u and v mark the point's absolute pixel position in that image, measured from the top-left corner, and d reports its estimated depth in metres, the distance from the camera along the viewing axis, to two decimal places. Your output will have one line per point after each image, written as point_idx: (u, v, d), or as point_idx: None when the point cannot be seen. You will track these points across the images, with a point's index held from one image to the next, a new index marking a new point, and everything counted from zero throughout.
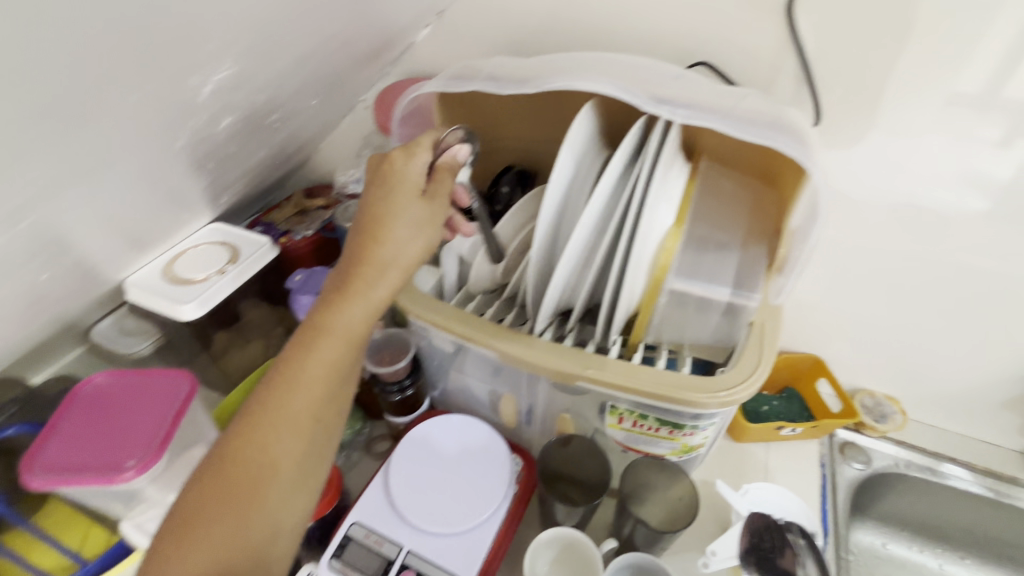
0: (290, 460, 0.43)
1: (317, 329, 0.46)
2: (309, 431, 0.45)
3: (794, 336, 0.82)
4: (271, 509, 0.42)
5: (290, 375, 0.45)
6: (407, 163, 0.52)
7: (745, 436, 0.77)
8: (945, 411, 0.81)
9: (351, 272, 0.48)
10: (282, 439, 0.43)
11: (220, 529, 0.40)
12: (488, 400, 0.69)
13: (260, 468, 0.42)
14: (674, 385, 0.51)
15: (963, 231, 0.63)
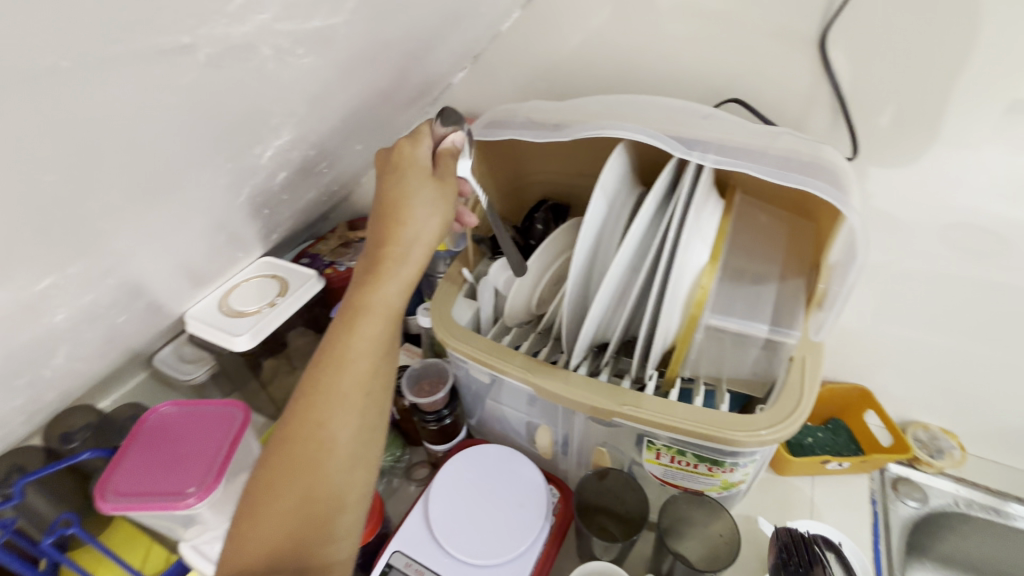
0: (347, 431, 0.47)
1: (354, 313, 0.50)
2: (359, 405, 0.49)
3: (838, 365, 0.80)
4: (334, 476, 0.46)
5: (336, 355, 0.49)
6: (413, 150, 0.54)
7: (788, 470, 0.75)
8: (1008, 447, 0.76)
9: (377, 258, 0.51)
10: (336, 413, 0.47)
11: (292, 495, 0.45)
12: (524, 430, 0.70)
13: (320, 440, 0.46)
14: (712, 422, 0.51)
15: (1017, 256, 0.60)
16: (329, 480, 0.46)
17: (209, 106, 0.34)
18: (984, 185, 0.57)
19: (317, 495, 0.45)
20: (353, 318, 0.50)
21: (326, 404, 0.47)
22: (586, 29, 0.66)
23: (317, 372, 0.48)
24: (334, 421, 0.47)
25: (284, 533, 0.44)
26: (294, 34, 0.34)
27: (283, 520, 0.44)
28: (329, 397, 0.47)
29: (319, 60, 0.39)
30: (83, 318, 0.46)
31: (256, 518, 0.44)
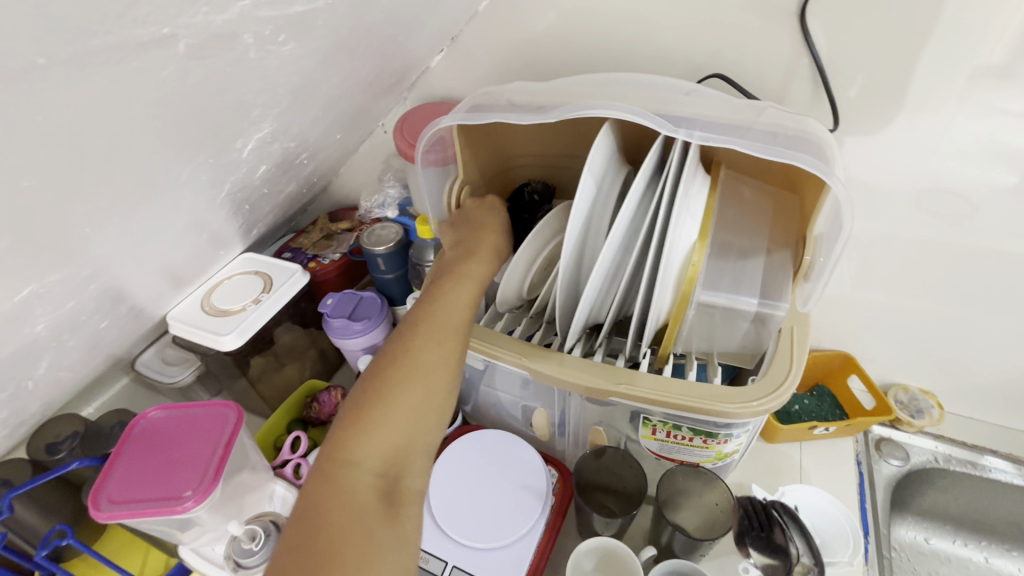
0: (449, 369, 0.51)
1: (454, 279, 0.58)
2: (460, 348, 0.53)
3: (822, 334, 0.82)
4: (440, 404, 0.49)
5: (443, 304, 0.55)
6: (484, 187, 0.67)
7: (777, 437, 0.77)
8: (983, 403, 0.80)
9: (472, 244, 0.61)
10: (447, 349, 0.52)
11: (408, 403, 0.47)
12: (520, 414, 0.71)
13: (426, 370, 0.49)
14: (706, 397, 0.52)
15: (988, 219, 0.62)
16: (436, 406, 0.49)
17: (190, 101, 0.33)
18: (956, 151, 0.59)
19: (425, 416, 0.48)
20: (458, 279, 0.57)
21: (430, 339, 0.51)
22: (564, 7, 0.64)
23: (428, 311, 0.54)
24: (435, 355, 0.50)
25: (398, 435, 0.46)
26: (276, 21, 0.33)
27: (395, 428, 0.46)
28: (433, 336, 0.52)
29: (300, 49, 0.38)
30: (65, 327, 0.45)
31: (374, 419, 0.46)
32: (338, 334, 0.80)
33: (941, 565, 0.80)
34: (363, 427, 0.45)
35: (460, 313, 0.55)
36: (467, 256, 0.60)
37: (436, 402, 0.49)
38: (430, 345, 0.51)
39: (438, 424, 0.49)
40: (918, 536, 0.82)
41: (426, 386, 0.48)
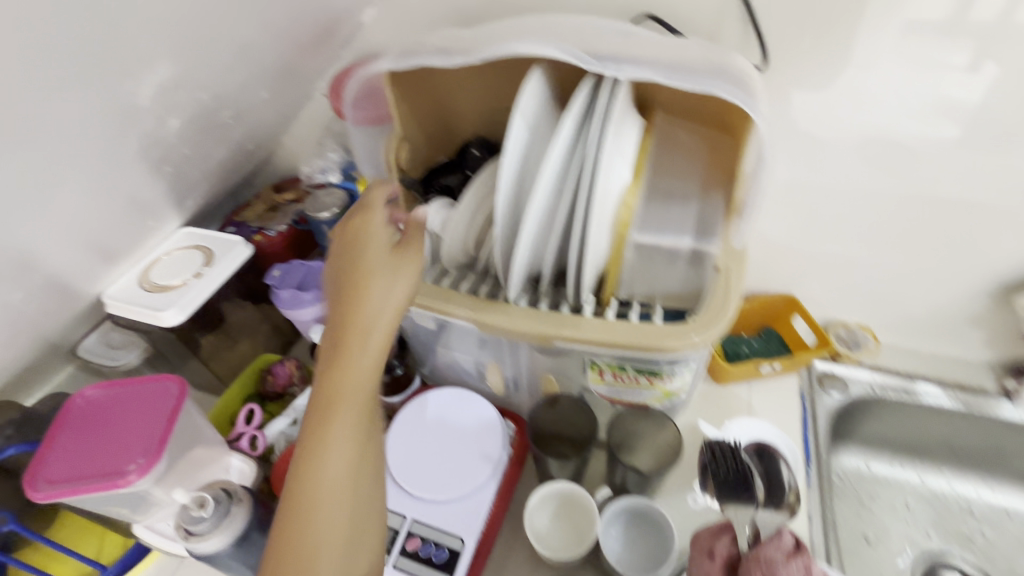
0: (341, 516, 0.47)
1: (337, 370, 0.49)
2: (355, 457, 0.49)
3: (767, 278, 0.85)
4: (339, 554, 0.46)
5: (319, 436, 0.48)
6: (371, 220, 0.55)
7: (726, 378, 0.80)
8: (917, 335, 0.83)
9: (341, 337, 0.49)
10: (336, 471, 0.47)
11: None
12: (475, 370, 0.71)
13: (325, 516, 0.46)
14: (648, 333, 0.53)
15: (912, 148, 0.64)
16: (334, 561, 0.46)
17: (43, 24, 0.31)
18: (879, 86, 0.60)
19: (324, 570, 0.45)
20: (330, 401, 0.48)
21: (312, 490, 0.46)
22: None
23: (304, 456, 0.48)
24: (330, 510, 0.46)
25: None
26: None
27: None
28: (327, 445, 0.48)
29: None
30: None
31: None
32: (287, 305, 0.79)
33: (879, 487, 0.87)
34: None
35: (346, 442, 0.48)
36: (340, 354, 0.49)
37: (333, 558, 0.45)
38: (322, 467, 0.47)
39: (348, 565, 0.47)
40: (859, 464, 0.88)
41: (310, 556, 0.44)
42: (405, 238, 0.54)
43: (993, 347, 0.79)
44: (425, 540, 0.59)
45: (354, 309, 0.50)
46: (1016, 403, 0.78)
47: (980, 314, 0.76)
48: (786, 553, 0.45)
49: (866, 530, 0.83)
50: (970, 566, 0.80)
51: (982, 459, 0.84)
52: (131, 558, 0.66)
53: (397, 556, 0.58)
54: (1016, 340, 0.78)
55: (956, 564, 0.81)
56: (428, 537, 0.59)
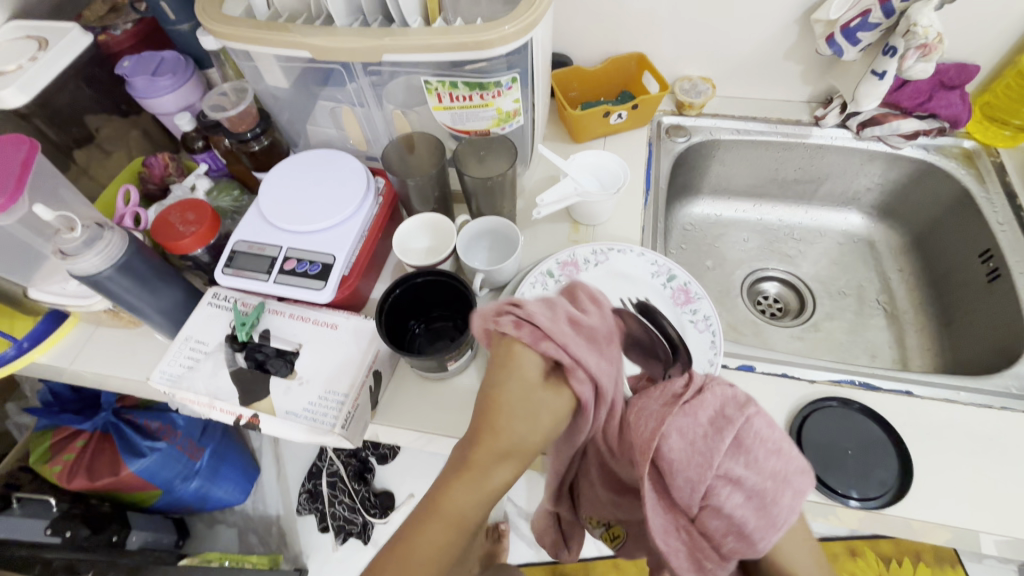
0: (494, 490, 0.44)
1: (498, 451, 0.44)
2: (513, 464, 0.45)
3: (617, 37, 0.90)
4: (488, 487, 0.44)
5: (477, 471, 0.44)
6: (529, 352, 0.46)
7: (583, 134, 0.88)
8: (748, 80, 0.93)
9: (488, 446, 0.44)
10: (496, 475, 0.44)
11: (461, 503, 0.43)
12: (337, 128, 0.77)
13: (516, 395, 0.45)
14: (467, 32, 0.58)
15: None
16: (491, 481, 0.44)
17: None
18: None
19: (492, 473, 0.44)
20: (488, 457, 0.44)
21: (482, 478, 0.44)
22: None
23: (465, 455, 0.44)
24: (493, 480, 0.44)
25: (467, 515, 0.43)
26: None
27: (462, 510, 0.43)
28: (481, 480, 0.44)
29: None
30: None
31: (448, 500, 0.43)
32: (143, 93, 0.78)
33: (721, 228, 1.01)
34: (430, 517, 0.42)
35: (498, 476, 0.44)
36: (499, 450, 0.44)
37: (486, 482, 0.44)
38: (519, 373, 0.45)
39: (505, 473, 0.44)
40: (707, 211, 1.02)
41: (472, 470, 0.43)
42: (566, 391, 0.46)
43: (806, 84, 0.91)
44: (301, 261, 0.67)
45: (501, 418, 0.45)
46: (822, 128, 0.91)
47: (793, 48, 0.86)
48: (666, 404, 0.49)
49: (708, 260, 0.98)
50: (783, 273, 0.98)
51: (800, 189, 0.99)
52: (45, 331, 0.73)
53: (277, 275, 0.66)
54: (822, 70, 0.88)
55: (774, 273, 0.98)
56: (303, 258, 0.67)
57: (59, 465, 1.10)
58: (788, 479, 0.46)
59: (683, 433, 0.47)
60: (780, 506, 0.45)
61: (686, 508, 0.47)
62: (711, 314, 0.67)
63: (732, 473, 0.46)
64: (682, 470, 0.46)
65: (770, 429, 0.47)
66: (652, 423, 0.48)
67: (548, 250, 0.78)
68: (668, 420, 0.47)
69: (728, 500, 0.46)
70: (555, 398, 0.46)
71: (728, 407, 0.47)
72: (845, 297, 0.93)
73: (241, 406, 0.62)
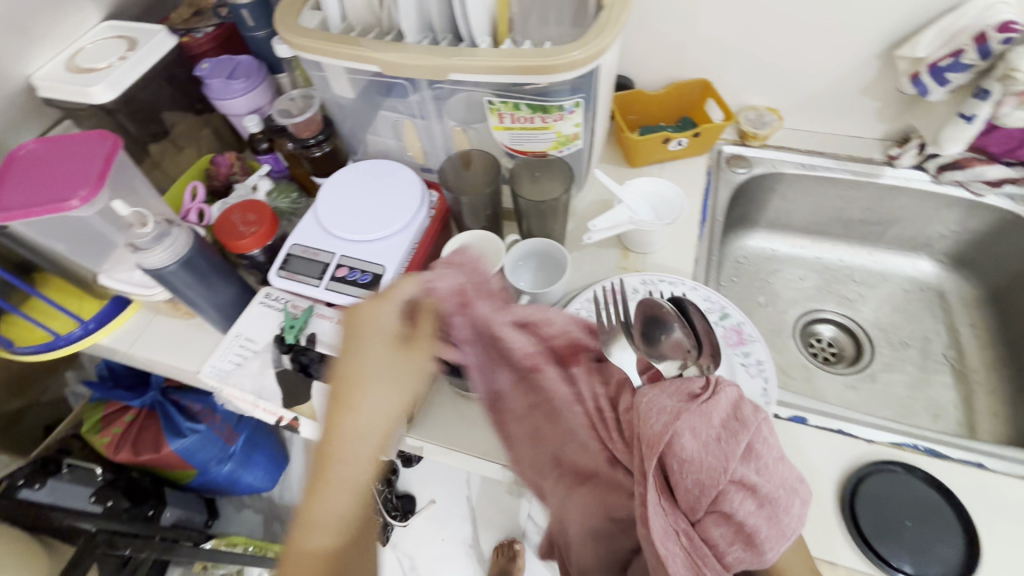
0: (365, 435, 0.47)
1: (356, 386, 0.48)
2: (381, 422, 0.48)
3: (683, 62, 0.88)
4: (361, 429, 0.47)
5: (345, 407, 0.47)
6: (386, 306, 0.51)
7: (639, 160, 0.87)
8: (817, 113, 0.89)
9: (344, 381, 0.48)
10: (364, 414, 0.47)
11: (331, 439, 0.46)
12: (397, 140, 0.79)
13: (365, 373, 0.48)
14: (535, 56, 0.58)
15: None
16: (358, 429, 0.47)
17: None
18: None
19: (360, 409, 0.47)
20: (348, 396, 0.47)
21: (349, 414, 0.47)
22: None
23: (339, 373, 0.49)
24: (364, 410, 0.47)
25: (352, 447, 0.46)
26: None
27: (332, 440, 0.46)
28: (352, 414, 0.47)
29: None
30: None
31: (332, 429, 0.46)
32: (218, 94, 0.82)
33: (776, 264, 0.97)
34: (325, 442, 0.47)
35: (365, 420, 0.47)
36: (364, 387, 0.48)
37: (356, 416, 0.47)
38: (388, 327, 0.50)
39: (373, 425, 0.47)
40: (763, 245, 0.98)
41: (342, 397, 0.47)
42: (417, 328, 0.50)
43: (881, 121, 0.86)
44: (352, 270, 0.68)
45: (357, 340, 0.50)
46: (895, 168, 0.86)
47: (870, 84, 0.82)
48: (681, 401, 0.48)
49: (760, 296, 0.94)
50: (840, 316, 0.93)
51: (864, 229, 0.94)
52: (108, 316, 0.76)
53: (329, 281, 0.68)
54: (900, 109, 0.84)
55: (830, 316, 0.93)
56: (354, 267, 0.68)
57: (108, 437, 1.16)
58: (795, 488, 0.48)
59: (688, 426, 0.47)
60: (792, 515, 0.46)
61: (689, 511, 0.47)
62: (765, 359, 0.64)
63: (746, 478, 0.47)
64: (692, 471, 0.46)
65: (773, 436, 0.49)
66: (664, 418, 0.47)
67: (596, 275, 0.76)
68: (682, 418, 0.47)
69: (740, 506, 0.46)
70: (412, 353, 0.50)
71: (741, 410, 0.49)
72: (908, 349, 0.87)
73: (282, 409, 0.64)
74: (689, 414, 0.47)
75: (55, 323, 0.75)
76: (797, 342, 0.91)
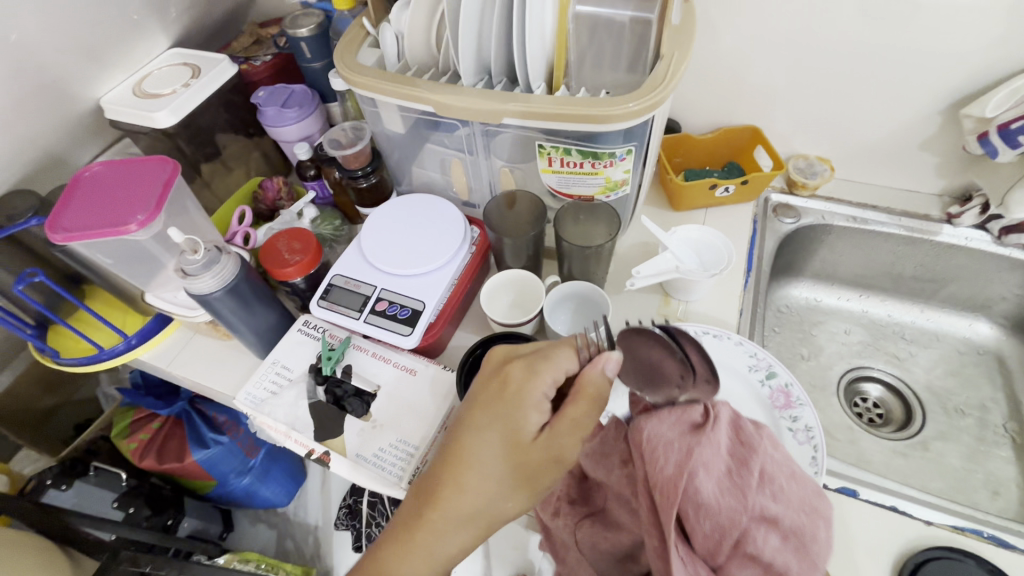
0: (466, 519, 0.48)
1: (468, 463, 0.48)
2: (486, 514, 0.48)
3: (733, 109, 0.87)
4: (467, 510, 0.47)
5: (451, 482, 0.48)
6: (527, 382, 0.50)
7: (683, 204, 0.85)
8: (871, 166, 0.87)
9: (450, 458, 0.49)
10: (471, 497, 0.48)
11: (434, 514, 0.47)
12: (443, 175, 0.79)
13: (485, 450, 0.48)
14: (591, 104, 0.57)
15: None
16: (465, 509, 0.47)
17: None
18: None
19: (470, 490, 0.48)
20: (458, 469, 0.48)
21: (457, 492, 0.48)
22: None
23: (456, 441, 0.49)
24: (469, 492, 0.48)
25: (452, 523, 0.47)
26: None
27: (432, 517, 0.47)
28: (458, 494, 0.47)
29: None
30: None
31: (433, 499, 0.48)
32: (272, 122, 0.84)
33: (821, 316, 0.94)
34: (423, 511, 0.48)
35: (472, 499, 0.47)
36: (478, 468, 0.48)
37: (462, 492, 0.47)
38: (514, 416, 0.49)
39: (487, 511, 0.48)
40: (807, 296, 0.95)
41: (454, 469, 0.48)
42: (561, 427, 0.48)
43: (939, 177, 0.83)
44: (392, 304, 0.68)
45: (480, 410, 0.50)
46: (954, 226, 0.82)
47: (930, 139, 0.79)
48: (684, 432, 0.45)
49: (804, 349, 0.90)
50: (888, 375, 0.88)
51: (917, 286, 0.90)
52: (150, 333, 0.78)
53: (368, 314, 0.67)
54: (961, 166, 0.81)
55: (878, 375, 0.89)
56: (394, 301, 0.68)
57: (135, 443, 1.17)
58: (815, 507, 0.44)
59: (699, 466, 0.43)
60: (820, 544, 0.42)
61: (709, 556, 0.42)
62: (814, 425, 0.61)
63: (767, 511, 0.43)
64: (709, 515, 0.42)
65: (781, 454, 0.46)
66: (674, 458, 0.44)
67: (636, 322, 0.75)
68: (691, 453, 0.43)
69: (767, 543, 0.42)
70: (531, 455, 0.48)
71: (746, 434, 0.46)
72: (964, 417, 0.82)
73: (314, 441, 0.63)
74: (699, 446, 0.44)
75: (100, 336, 0.77)
76: (842, 400, 0.87)
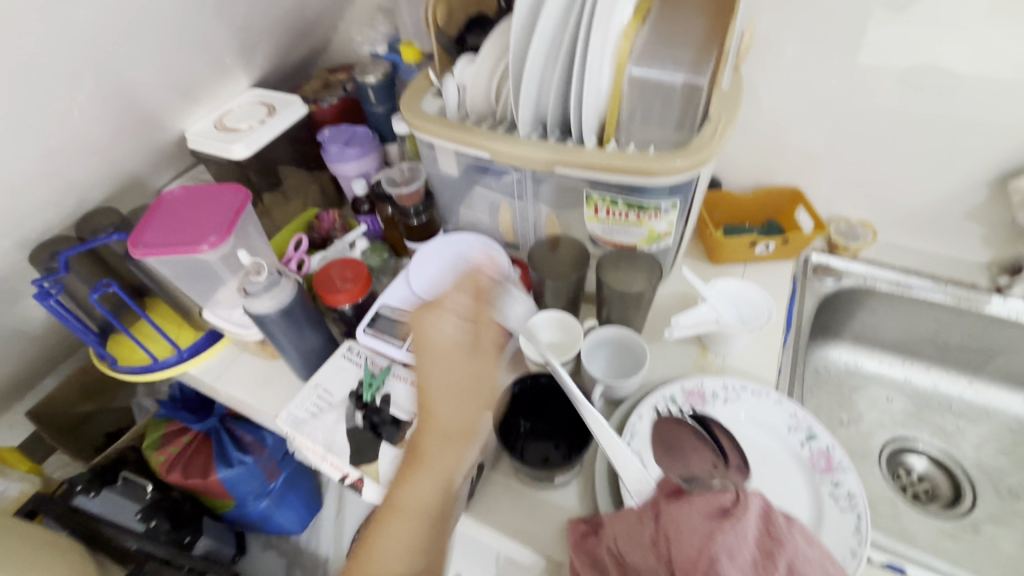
0: (447, 453, 0.53)
1: (428, 405, 0.55)
2: (460, 438, 0.54)
3: (774, 169, 0.89)
4: (439, 450, 0.53)
5: (420, 433, 0.54)
6: (436, 321, 0.57)
7: (722, 258, 0.86)
8: (913, 232, 0.87)
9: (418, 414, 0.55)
10: (438, 431, 0.54)
11: (419, 479, 0.52)
12: (489, 217, 0.83)
13: (439, 381, 0.55)
14: (640, 158, 0.60)
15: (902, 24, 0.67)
16: (436, 448, 0.53)
17: None
18: None
19: (437, 427, 0.54)
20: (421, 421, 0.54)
21: (432, 441, 0.53)
22: None
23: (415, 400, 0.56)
24: (435, 429, 0.54)
25: (432, 468, 0.52)
26: None
27: (418, 481, 0.52)
28: (426, 444, 0.53)
29: None
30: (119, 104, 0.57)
31: (413, 467, 0.53)
32: (334, 159, 0.90)
33: (861, 381, 0.92)
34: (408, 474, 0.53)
35: (439, 429, 0.54)
36: (436, 406, 0.55)
37: (430, 438, 0.53)
38: (439, 345, 0.56)
39: (459, 439, 0.54)
40: (846, 359, 0.93)
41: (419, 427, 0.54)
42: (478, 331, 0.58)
43: (986, 248, 0.83)
44: None
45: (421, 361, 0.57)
46: (1005, 298, 0.80)
47: (977, 209, 0.80)
48: (709, 516, 0.43)
49: (843, 414, 0.88)
50: (934, 448, 0.85)
51: (964, 357, 0.87)
52: (201, 348, 0.82)
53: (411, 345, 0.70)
54: (1009, 238, 0.80)
55: (922, 447, 0.85)
56: None
57: (163, 457, 1.17)
58: None
59: (724, 554, 0.40)
60: None
61: None
62: (857, 492, 0.59)
63: None
64: None
65: (816, 551, 0.41)
66: (697, 541, 0.42)
67: (672, 371, 0.75)
68: (715, 539, 0.41)
69: None
70: (470, 362, 0.56)
71: (775, 524, 0.42)
72: (1019, 499, 0.78)
73: (350, 466, 0.64)
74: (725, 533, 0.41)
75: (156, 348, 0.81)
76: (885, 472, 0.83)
